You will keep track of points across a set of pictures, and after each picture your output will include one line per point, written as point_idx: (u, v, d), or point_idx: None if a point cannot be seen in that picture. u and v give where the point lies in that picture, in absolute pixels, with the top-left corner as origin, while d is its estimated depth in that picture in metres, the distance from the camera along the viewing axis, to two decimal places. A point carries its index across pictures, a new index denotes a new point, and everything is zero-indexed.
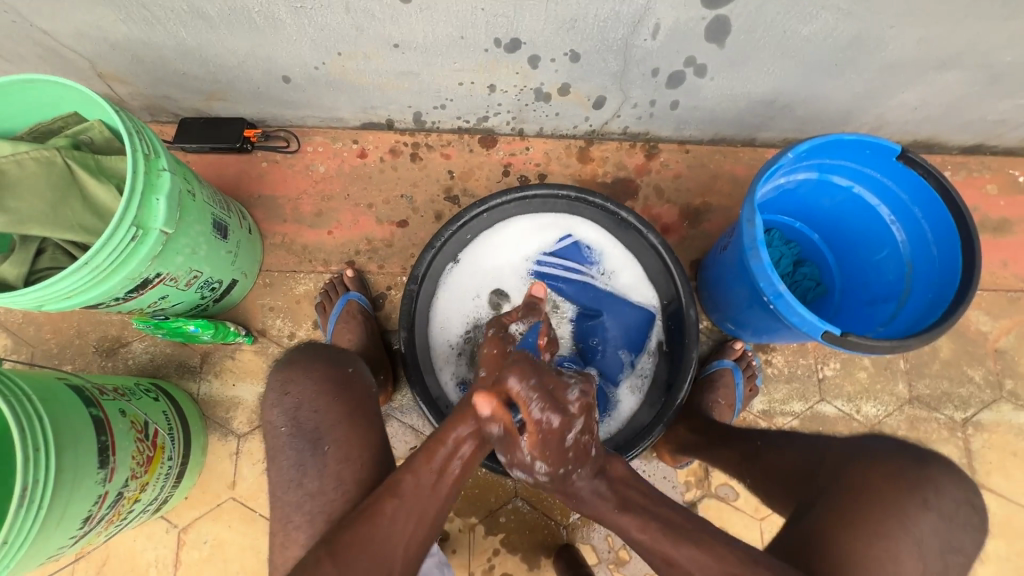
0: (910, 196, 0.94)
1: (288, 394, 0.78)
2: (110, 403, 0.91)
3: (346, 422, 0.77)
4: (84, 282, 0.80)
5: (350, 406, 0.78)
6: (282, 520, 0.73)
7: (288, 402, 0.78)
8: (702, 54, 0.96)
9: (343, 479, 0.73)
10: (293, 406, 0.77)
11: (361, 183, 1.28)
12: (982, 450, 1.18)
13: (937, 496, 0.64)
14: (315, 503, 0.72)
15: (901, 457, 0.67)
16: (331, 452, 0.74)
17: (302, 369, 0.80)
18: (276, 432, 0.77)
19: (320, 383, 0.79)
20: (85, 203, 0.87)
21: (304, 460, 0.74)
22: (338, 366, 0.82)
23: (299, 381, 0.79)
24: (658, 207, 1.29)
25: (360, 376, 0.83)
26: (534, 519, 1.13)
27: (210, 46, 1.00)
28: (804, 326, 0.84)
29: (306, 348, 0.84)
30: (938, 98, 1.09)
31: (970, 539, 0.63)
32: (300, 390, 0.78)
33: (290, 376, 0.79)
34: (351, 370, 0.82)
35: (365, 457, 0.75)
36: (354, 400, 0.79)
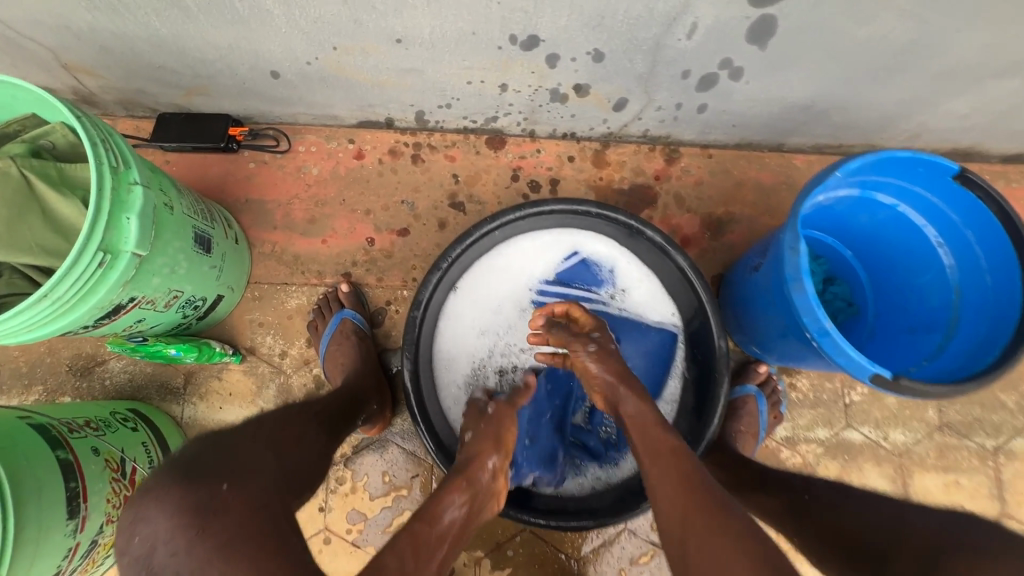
0: (963, 218, 0.85)
1: (134, 536, 0.48)
2: (80, 441, 0.82)
3: (227, 558, 0.47)
4: (45, 316, 0.70)
5: (231, 534, 0.48)
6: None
7: (134, 549, 0.48)
8: (741, 57, 0.87)
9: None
10: (142, 551, 0.48)
11: (359, 186, 1.18)
12: (1013, 480, 1.12)
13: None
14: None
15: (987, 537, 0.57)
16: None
17: (154, 495, 0.50)
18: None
19: (175, 517, 0.48)
20: (46, 219, 0.77)
21: None
22: (200, 486, 0.51)
23: (150, 514, 0.49)
24: (678, 216, 1.20)
25: (241, 491, 0.53)
26: (543, 552, 1.07)
27: (188, 38, 0.88)
28: (850, 367, 0.76)
29: (170, 460, 0.54)
30: (990, 106, 1.00)
31: None
32: (149, 529, 0.48)
33: (139, 509, 0.49)
34: (226, 487, 0.52)
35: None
36: (237, 529, 0.49)
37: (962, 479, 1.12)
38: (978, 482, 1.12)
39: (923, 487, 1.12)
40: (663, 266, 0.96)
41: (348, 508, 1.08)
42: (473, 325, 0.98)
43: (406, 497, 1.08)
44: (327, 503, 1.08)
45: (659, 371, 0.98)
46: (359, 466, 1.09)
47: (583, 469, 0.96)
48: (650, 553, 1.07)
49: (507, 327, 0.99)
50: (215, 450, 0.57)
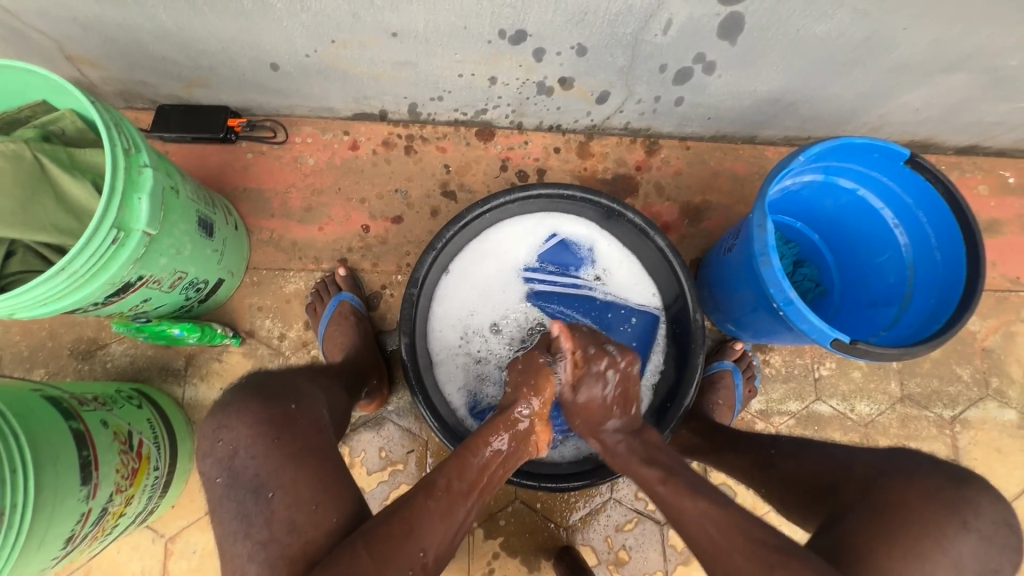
0: (915, 200, 0.93)
1: (220, 442, 0.63)
2: (90, 414, 0.85)
3: (295, 460, 0.62)
4: (61, 289, 0.74)
5: (299, 444, 0.63)
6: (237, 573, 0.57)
7: (221, 452, 0.63)
8: (713, 51, 0.94)
9: (303, 523, 0.58)
10: (226, 455, 0.62)
11: (354, 176, 1.22)
12: (969, 447, 1.21)
13: (975, 517, 0.59)
14: (269, 552, 0.57)
15: (936, 473, 0.64)
16: (278, 498, 0.59)
17: (238, 409, 0.65)
18: (211, 484, 0.62)
19: (255, 427, 0.63)
20: (58, 201, 0.80)
21: (247, 511, 0.59)
22: (279, 403, 0.68)
23: (232, 425, 0.64)
24: (658, 204, 1.27)
25: (305, 412, 0.69)
26: (534, 521, 1.12)
27: (192, 30, 0.93)
28: (814, 333, 0.83)
29: (244, 386, 0.69)
30: (941, 100, 1.08)
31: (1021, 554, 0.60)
32: (234, 436, 0.63)
33: (224, 420, 0.64)
34: (295, 406, 0.69)
35: (324, 496, 0.61)
36: (303, 436, 0.65)
37: (922, 447, 1.21)
38: (936, 449, 1.21)
39: None
40: (642, 247, 1.03)
41: None
42: (465, 305, 1.04)
43: (403, 471, 1.13)
44: None
45: (641, 348, 1.04)
46: (357, 443, 1.13)
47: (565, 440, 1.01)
48: (634, 520, 1.13)
49: (498, 308, 1.05)
50: (282, 382, 0.73)
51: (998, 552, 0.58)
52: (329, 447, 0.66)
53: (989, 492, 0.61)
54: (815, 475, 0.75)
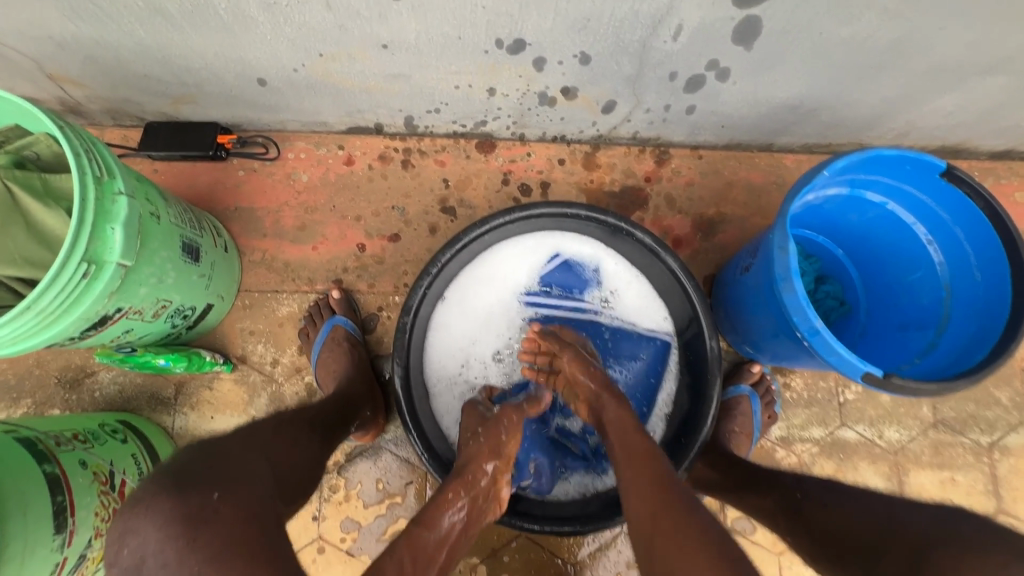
0: (952, 215, 0.85)
1: (125, 551, 0.50)
2: (67, 454, 0.81)
3: (213, 568, 0.48)
4: (29, 328, 0.69)
5: (217, 546, 0.49)
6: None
7: (128, 560, 0.50)
8: (727, 58, 0.87)
9: None
10: (134, 564, 0.50)
11: (349, 193, 1.17)
12: (1009, 476, 1.12)
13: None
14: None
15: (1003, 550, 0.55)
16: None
17: (147, 508, 0.51)
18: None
19: (166, 528, 0.50)
20: (30, 231, 0.76)
21: None
22: (194, 491, 0.53)
23: (140, 526, 0.50)
24: (669, 218, 1.20)
25: (232, 499, 0.54)
26: (540, 558, 1.06)
27: (173, 46, 0.88)
28: (842, 366, 0.76)
29: (159, 476, 0.55)
30: (976, 104, 1.00)
31: None
32: (141, 541, 0.50)
33: (129, 522, 0.51)
34: (217, 495, 0.54)
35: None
36: (227, 531, 0.51)
37: (957, 476, 1.12)
38: (973, 478, 1.12)
39: (918, 485, 1.11)
40: (652, 268, 0.96)
41: (342, 516, 1.07)
42: (463, 331, 0.99)
43: (400, 504, 1.07)
44: (320, 511, 1.06)
45: (651, 376, 0.98)
46: (352, 474, 1.08)
47: (567, 475, 0.94)
48: None
49: (497, 334, 0.99)
50: (212, 458, 0.59)
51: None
52: (262, 537, 0.52)
53: None
54: (848, 530, 0.68)
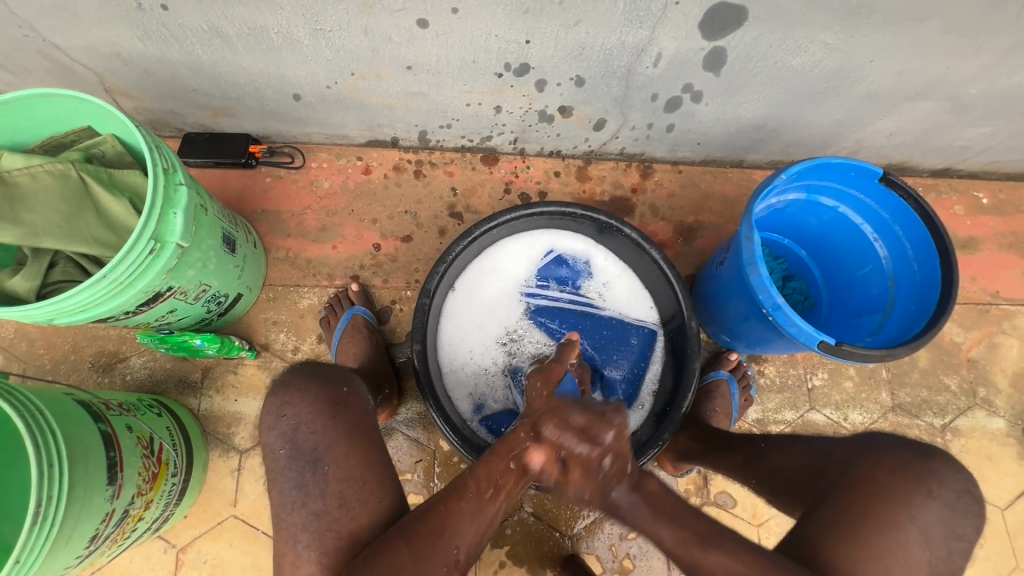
0: (891, 215, 1.01)
1: (283, 417, 0.69)
2: (117, 418, 0.89)
3: (347, 441, 0.68)
4: (101, 295, 0.79)
5: (353, 424, 0.70)
6: (291, 539, 0.63)
7: (283, 426, 0.69)
8: (699, 82, 1.03)
9: (352, 498, 0.65)
10: (290, 428, 0.68)
11: (366, 198, 1.30)
12: (960, 455, 1.25)
13: (939, 486, 0.65)
14: (321, 522, 0.63)
15: (904, 451, 0.69)
16: (332, 472, 0.66)
17: (297, 388, 0.71)
18: (273, 455, 0.68)
19: (316, 405, 0.70)
20: (99, 216, 0.87)
21: (304, 482, 0.65)
22: (333, 385, 0.73)
23: (295, 402, 0.70)
24: (653, 224, 1.34)
25: (356, 395, 0.74)
26: (539, 530, 1.15)
27: (224, 64, 1.02)
28: (801, 336, 0.89)
29: (301, 367, 0.74)
30: (911, 125, 1.17)
31: (971, 525, 0.64)
32: (296, 412, 0.69)
33: (286, 398, 0.70)
34: (346, 389, 0.73)
35: (371, 476, 0.67)
36: (354, 417, 0.71)
37: None
38: None
39: None
40: (638, 261, 1.09)
41: None
42: (471, 318, 1.10)
43: (411, 480, 1.16)
44: None
45: (639, 358, 1.09)
46: None
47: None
48: (638, 528, 1.16)
49: (502, 320, 1.10)
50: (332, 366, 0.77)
51: (960, 518, 0.64)
52: (373, 429, 0.72)
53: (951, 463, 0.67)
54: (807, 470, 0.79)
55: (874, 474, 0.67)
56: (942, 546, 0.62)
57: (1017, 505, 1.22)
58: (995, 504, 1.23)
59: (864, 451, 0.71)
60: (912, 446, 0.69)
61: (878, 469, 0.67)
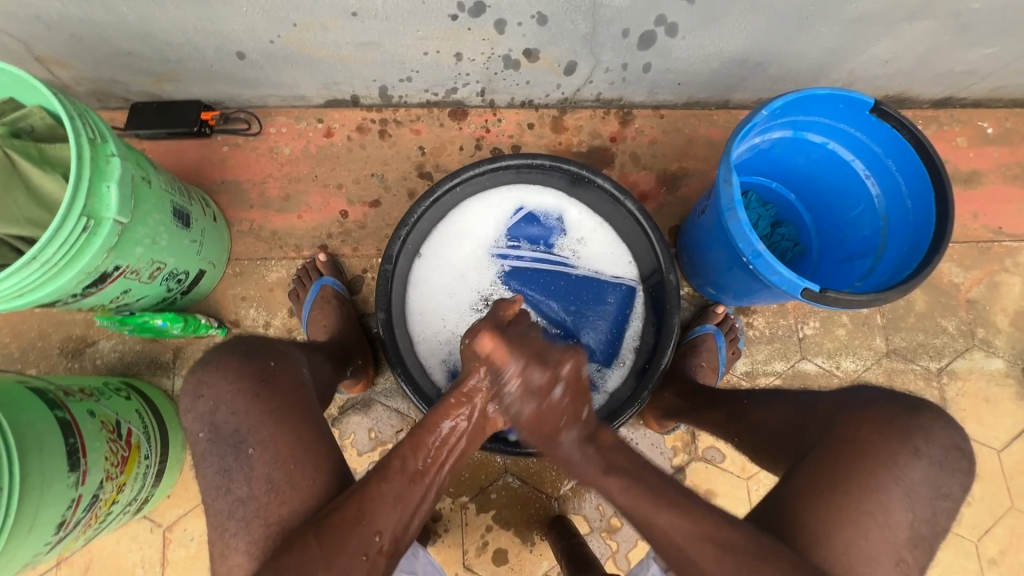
0: (883, 149, 0.93)
1: (202, 397, 0.66)
2: (77, 404, 0.87)
3: (274, 418, 0.65)
4: (36, 279, 0.75)
5: (278, 402, 0.66)
6: (218, 527, 0.61)
7: (202, 407, 0.66)
8: (673, 12, 0.94)
9: (281, 481, 0.62)
10: (208, 410, 0.65)
11: (330, 163, 1.23)
12: (956, 398, 1.21)
13: (927, 444, 0.61)
14: (248, 509, 0.61)
15: (890, 406, 0.64)
16: (256, 454, 0.63)
17: (216, 366, 0.68)
18: (195, 439, 0.66)
19: (237, 383, 0.66)
20: (31, 195, 0.82)
21: (228, 466, 0.63)
22: (257, 360, 0.69)
23: (213, 382, 0.67)
24: (634, 174, 1.27)
25: (285, 367, 0.71)
26: (525, 493, 1.14)
27: (154, 21, 0.94)
28: (784, 284, 0.84)
29: (225, 344, 0.72)
30: (909, 50, 1.08)
31: (959, 484, 0.61)
32: (215, 393, 0.66)
33: (204, 378, 0.67)
34: (274, 364, 0.70)
35: (301, 456, 0.63)
36: (280, 393, 0.67)
37: None
38: None
39: None
40: (614, 214, 1.03)
41: None
42: (440, 282, 1.05)
43: None
44: None
45: (620, 315, 1.05)
46: (346, 425, 1.14)
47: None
48: None
49: (472, 284, 1.05)
50: (262, 341, 0.74)
51: (948, 476, 0.60)
52: (307, 405, 0.69)
53: (941, 420, 0.63)
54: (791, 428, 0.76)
55: (858, 433, 0.62)
56: (926, 508, 0.59)
57: (1014, 446, 1.19)
58: (990, 446, 1.20)
59: (847, 406, 0.67)
60: (897, 400, 0.65)
61: (860, 427, 0.63)
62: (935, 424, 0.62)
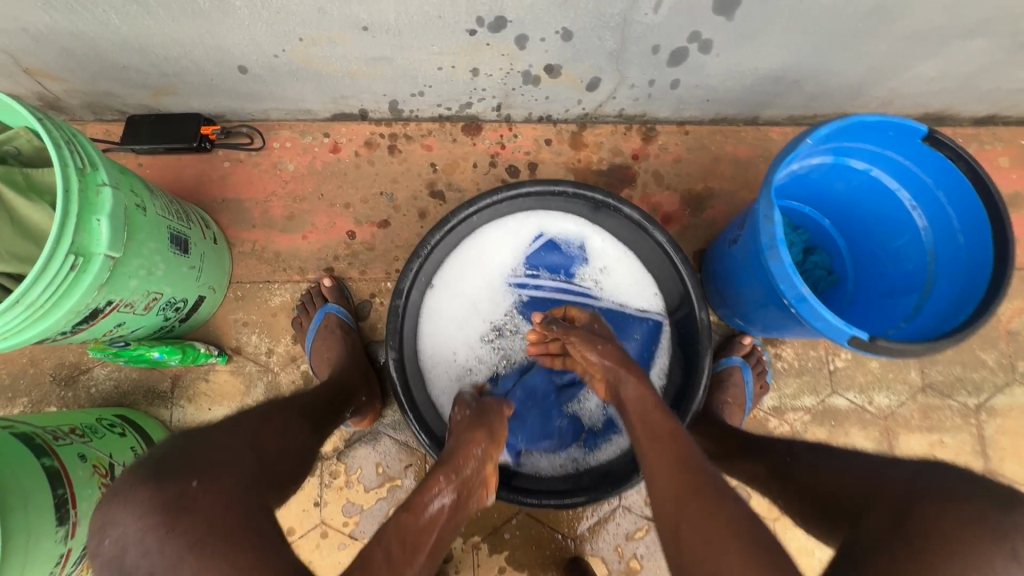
0: (935, 180, 0.86)
1: (105, 540, 0.50)
2: (66, 449, 0.81)
3: (198, 554, 0.49)
4: (20, 322, 0.69)
5: (202, 533, 0.50)
6: None
7: (106, 554, 0.50)
8: (708, 29, 0.87)
9: None
10: (115, 555, 0.50)
11: (336, 180, 1.17)
12: (995, 436, 1.15)
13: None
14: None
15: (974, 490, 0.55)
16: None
17: (121, 497, 0.52)
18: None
19: (146, 517, 0.50)
20: (15, 227, 0.76)
21: None
22: (173, 481, 0.53)
23: (121, 516, 0.51)
24: (657, 194, 1.20)
25: (211, 484, 0.55)
26: (540, 534, 1.08)
27: (149, 35, 0.87)
28: (829, 330, 0.77)
29: (135, 462, 0.57)
30: (958, 68, 1.00)
31: None
32: (120, 533, 0.50)
33: (107, 514, 0.52)
34: (196, 483, 0.54)
35: None
36: (203, 521, 0.51)
37: (946, 438, 1.15)
38: (961, 440, 1.15)
39: (909, 448, 1.14)
40: (640, 243, 0.96)
41: (344, 501, 1.08)
42: (454, 314, 0.99)
43: (401, 487, 1.08)
44: (322, 497, 1.08)
45: (646, 352, 0.98)
46: (352, 459, 1.09)
47: (555, 450, 0.96)
48: (645, 528, 1.08)
49: (487, 316, 0.99)
50: (187, 447, 0.59)
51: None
52: (249, 521, 0.53)
53: None
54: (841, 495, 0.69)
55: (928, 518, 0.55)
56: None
57: None
58: None
59: (922, 488, 0.58)
60: (983, 484, 0.56)
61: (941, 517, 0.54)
62: None
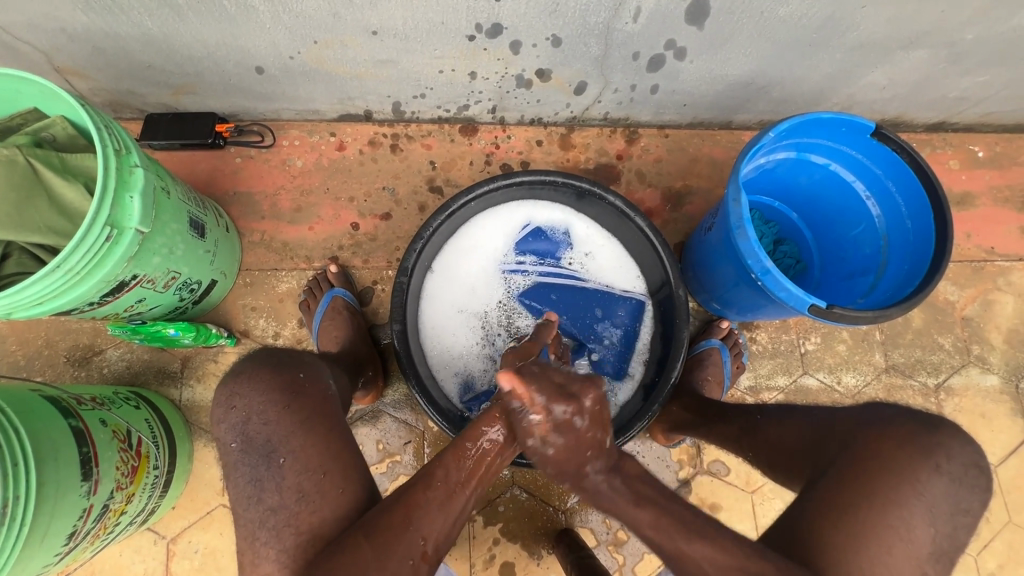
0: (884, 171, 0.97)
1: (233, 408, 0.68)
2: (90, 413, 0.86)
3: (303, 428, 0.66)
4: (58, 287, 0.75)
5: (307, 412, 0.68)
6: (248, 537, 0.62)
7: (234, 417, 0.68)
8: (682, 37, 0.97)
9: (311, 489, 0.63)
10: (240, 420, 0.67)
11: (341, 175, 1.25)
12: (954, 413, 1.24)
13: (947, 461, 0.63)
14: (278, 517, 0.62)
15: (913, 424, 0.67)
16: (288, 463, 0.64)
17: (248, 377, 0.69)
18: (226, 449, 0.67)
19: (267, 394, 0.68)
20: (53, 204, 0.82)
21: (259, 476, 0.64)
22: (288, 370, 0.71)
23: (246, 393, 0.68)
24: (640, 190, 1.30)
25: (314, 378, 0.73)
26: (532, 506, 1.14)
27: (177, 36, 0.95)
28: (791, 300, 0.86)
29: (253, 355, 0.73)
30: (905, 77, 1.12)
31: (983, 501, 0.63)
32: (246, 402, 0.67)
33: (236, 389, 0.69)
34: (303, 374, 0.72)
35: (331, 466, 0.65)
36: (300, 409, 0.68)
37: None
38: None
39: None
40: (623, 230, 1.06)
41: None
42: (452, 294, 1.06)
43: (400, 462, 1.14)
44: None
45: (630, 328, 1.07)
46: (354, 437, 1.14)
47: None
48: None
49: (484, 296, 1.07)
50: (287, 351, 0.76)
51: (967, 492, 0.62)
52: (334, 416, 0.70)
53: (959, 437, 0.64)
54: (809, 441, 0.76)
55: (883, 447, 0.64)
56: (948, 522, 0.61)
57: (1011, 460, 1.22)
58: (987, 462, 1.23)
59: (873, 428, 0.68)
60: (914, 416, 0.69)
61: (885, 442, 0.65)
62: (955, 442, 0.64)
